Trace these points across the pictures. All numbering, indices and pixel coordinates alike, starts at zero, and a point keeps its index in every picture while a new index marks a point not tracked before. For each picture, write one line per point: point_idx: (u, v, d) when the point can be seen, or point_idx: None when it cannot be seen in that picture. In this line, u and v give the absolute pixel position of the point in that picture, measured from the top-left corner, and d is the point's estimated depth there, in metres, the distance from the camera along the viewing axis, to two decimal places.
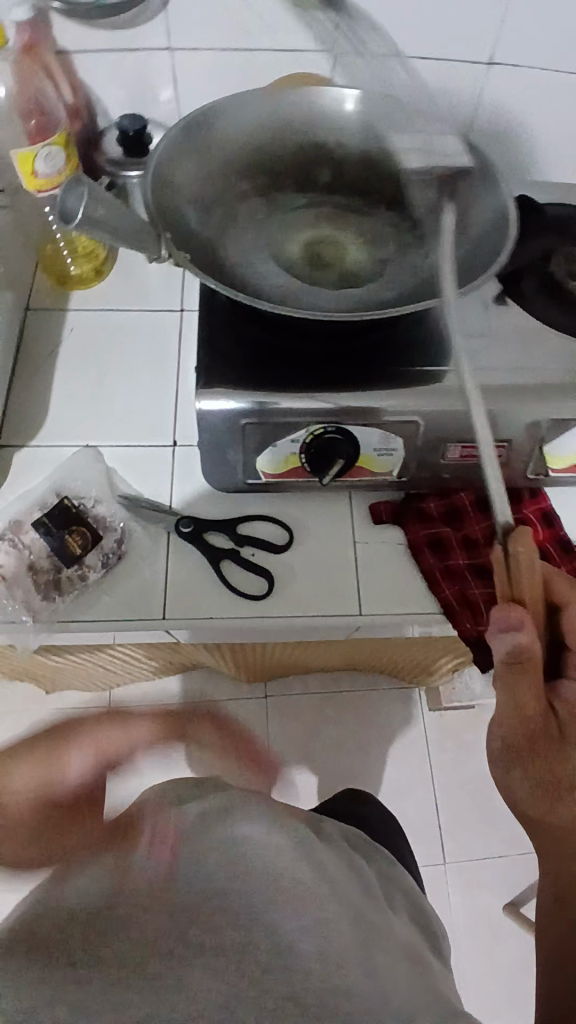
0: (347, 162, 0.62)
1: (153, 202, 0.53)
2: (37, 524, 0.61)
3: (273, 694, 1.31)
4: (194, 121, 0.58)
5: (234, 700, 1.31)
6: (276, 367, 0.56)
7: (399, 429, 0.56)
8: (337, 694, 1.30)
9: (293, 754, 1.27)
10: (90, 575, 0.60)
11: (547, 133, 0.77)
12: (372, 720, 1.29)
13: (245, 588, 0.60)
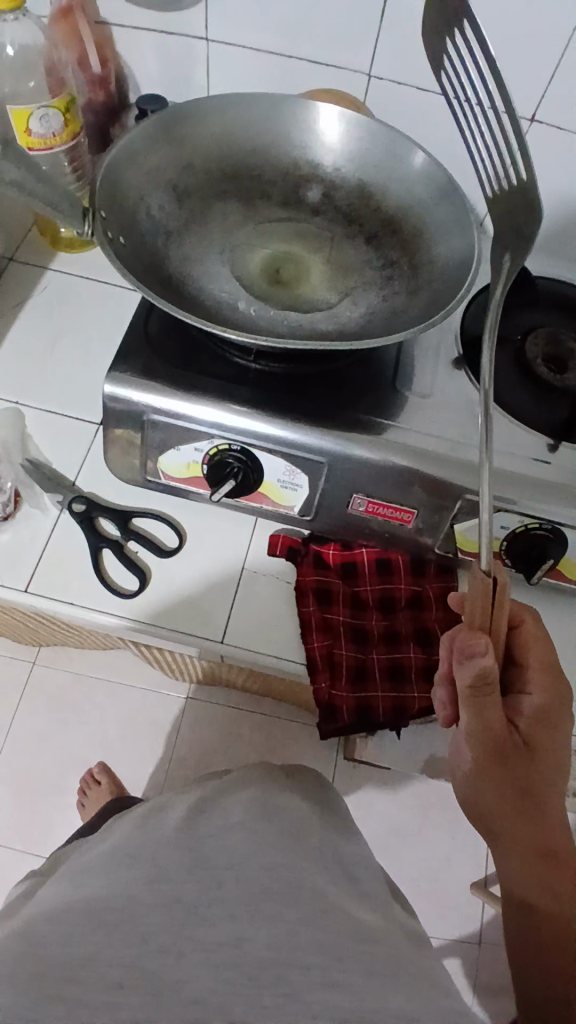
0: (338, 188, 0.60)
1: (113, 182, 0.52)
2: None
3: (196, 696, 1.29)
4: (177, 113, 0.57)
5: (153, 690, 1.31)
6: (197, 373, 0.55)
7: (305, 465, 0.54)
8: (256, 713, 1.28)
9: (193, 760, 1.26)
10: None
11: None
12: (282, 749, 1.25)
13: (119, 584, 0.58)
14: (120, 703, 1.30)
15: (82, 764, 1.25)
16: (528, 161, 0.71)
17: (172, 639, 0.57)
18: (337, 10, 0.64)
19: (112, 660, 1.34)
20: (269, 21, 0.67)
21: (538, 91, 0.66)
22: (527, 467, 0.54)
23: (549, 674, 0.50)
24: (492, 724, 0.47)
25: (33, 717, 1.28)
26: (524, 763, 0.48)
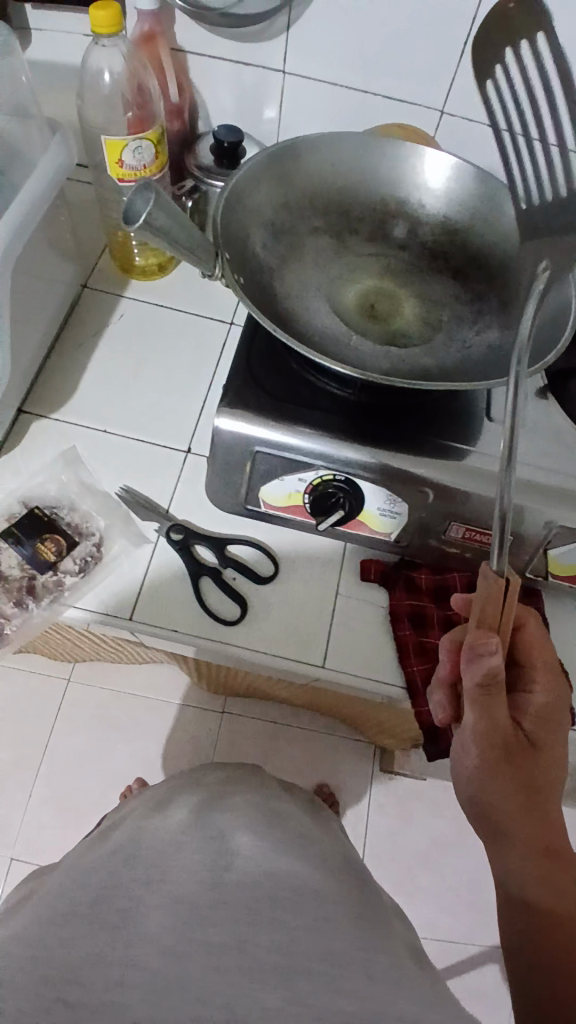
0: (428, 220, 0.61)
1: (225, 217, 0.54)
2: (6, 534, 0.60)
3: (231, 710, 1.34)
4: (283, 149, 0.58)
5: (194, 704, 1.34)
6: (300, 405, 0.56)
7: (407, 495, 0.56)
8: (291, 726, 1.33)
9: None
10: (66, 582, 0.59)
11: None
12: (319, 761, 1.32)
13: (219, 610, 0.59)
14: (161, 718, 1.33)
15: (125, 778, 1.27)
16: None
17: (273, 665, 0.58)
18: (416, 48, 0.67)
19: (148, 675, 1.35)
20: (344, 59, 0.69)
21: None
22: None
23: (554, 675, 0.51)
24: (500, 722, 0.47)
25: (75, 732, 1.30)
26: (529, 761, 0.48)
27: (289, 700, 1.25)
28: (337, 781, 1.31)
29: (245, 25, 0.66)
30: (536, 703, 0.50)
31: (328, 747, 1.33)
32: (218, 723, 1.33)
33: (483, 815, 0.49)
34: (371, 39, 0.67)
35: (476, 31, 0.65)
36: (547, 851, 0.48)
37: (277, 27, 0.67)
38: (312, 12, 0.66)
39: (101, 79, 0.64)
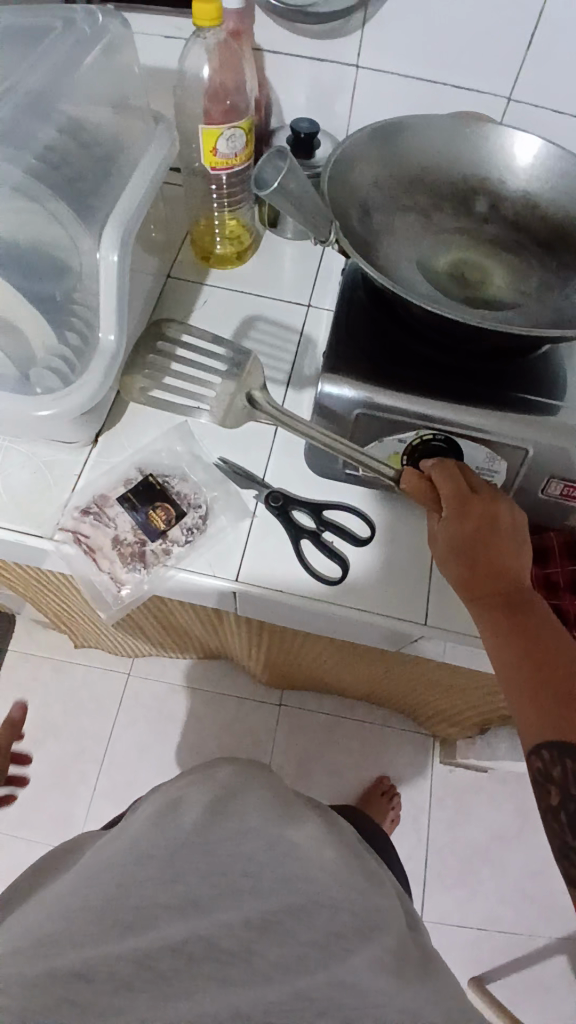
0: (511, 193, 0.63)
1: (331, 191, 0.57)
2: (122, 499, 0.61)
3: (288, 703, 1.35)
4: (382, 130, 0.62)
5: (251, 698, 1.35)
6: (401, 368, 0.58)
7: (505, 453, 0.58)
8: (349, 717, 1.34)
9: (294, 764, 1.30)
10: (173, 549, 0.60)
11: None
12: (378, 752, 1.31)
13: (321, 572, 0.60)
14: (219, 712, 1.34)
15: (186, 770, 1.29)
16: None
17: (376, 624, 0.59)
18: (487, 40, 0.70)
19: (206, 667, 1.37)
20: (415, 53, 0.72)
21: None
22: None
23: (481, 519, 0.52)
24: (446, 558, 0.54)
25: (133, 726, 1.32)
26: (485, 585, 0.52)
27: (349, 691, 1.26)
28: (397, 773, 1.30)
29: (323, 23, 0.70)
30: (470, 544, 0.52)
31: (386, 739, 1.32)
32: (276, 715, 1.34)
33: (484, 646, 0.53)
34: (440, 33, 0.70)
35: (545, 20, 0.67)
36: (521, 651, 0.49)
37: (353, 25, 0.71)
38: (386, 10, 0.69)
39: (198, 75, 0.70)
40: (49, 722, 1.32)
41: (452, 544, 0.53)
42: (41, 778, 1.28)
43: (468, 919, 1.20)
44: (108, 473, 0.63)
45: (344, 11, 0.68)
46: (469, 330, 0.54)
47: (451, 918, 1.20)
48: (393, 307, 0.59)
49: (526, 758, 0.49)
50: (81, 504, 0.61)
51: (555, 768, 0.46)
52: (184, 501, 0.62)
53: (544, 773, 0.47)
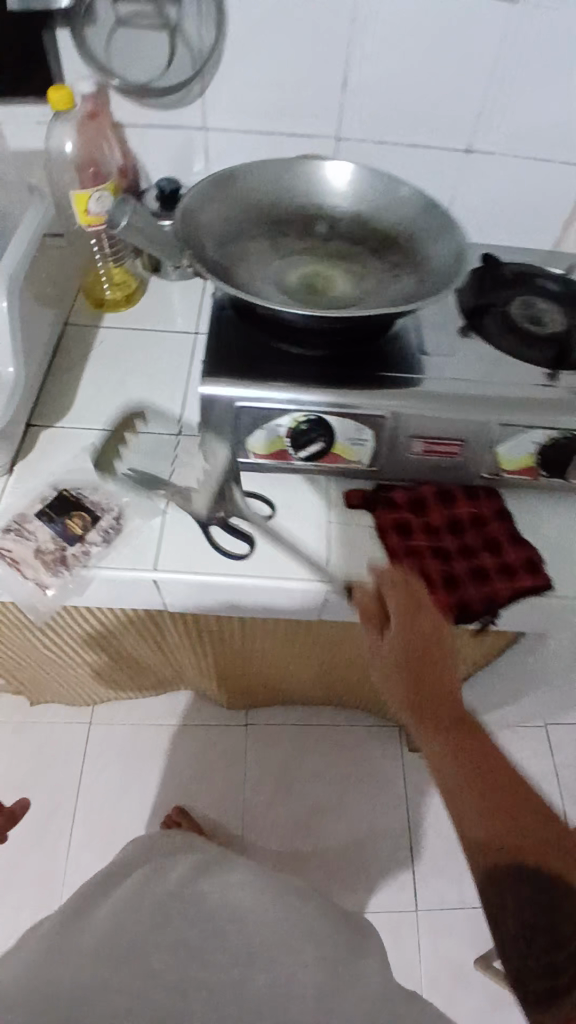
0: (342, 215, 0.76)
1: (187, 225, 0.69)
2: (39, 514, 0.67)
3: (254, 723, 1.38)
4: (224, 176, 0.73)
5: (216, 722, 1.38)
6: (269, 365, 0.68)
7: (369, 421, 0.66)
8: (318, 725, 1.38)
9: (268, 779, 1.32)
10: (92, 550, 0.66)
11: (513, 206, 0.92)
12: (350, 754, 1.36)
13: (230, 550, 0.67)
14: (188, 744, 1.35)
15: (163, 805, 1.29)
16: (476, 176, 0.90)
17: (287, 588, 0.66)
18: (310, 94, 0.83)
19: (167, 703, 1.40)
20: (253, 109, 0.84)
21: (473, 126, 0.85)
22: (539, 391, 0.68)
23: (432, 642, 0.59)
24: (394, 646, 0.59)
25: (105, 773, 1.32)
26: (434, 685, 0.58)
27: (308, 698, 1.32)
28: (369, 767, 1.34)
29: (165, 92, 0.82)
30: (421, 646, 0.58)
31: (352, 737, 1.38)
32: (244, 736, 1.37)
33: (430, 751, 0.58)
34: (270, 90, 0.82)
35: (351, 70, 0.80)
36: (458, 749, 0.57)
37: (195, 92, 0.82)
38: (221, 74, 0.81)
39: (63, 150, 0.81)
40: (14, 781, 1.30)
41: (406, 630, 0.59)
42: (13, 841, 1.25)
43: (458, 894, 1.23)
44: (26, 495, 0.69)
45: (183, 83, 0.81)
46: (314, 321, 0.64)
47: (443, 897, 1.23)
48: (254, 314, 0.69)
49: (476, 863, 0.53)
50: (3, 525, 0.67)
51: (504, 873, 0.51)
52: (98, 508, 0.68)
53: (495, 877, 0.52)
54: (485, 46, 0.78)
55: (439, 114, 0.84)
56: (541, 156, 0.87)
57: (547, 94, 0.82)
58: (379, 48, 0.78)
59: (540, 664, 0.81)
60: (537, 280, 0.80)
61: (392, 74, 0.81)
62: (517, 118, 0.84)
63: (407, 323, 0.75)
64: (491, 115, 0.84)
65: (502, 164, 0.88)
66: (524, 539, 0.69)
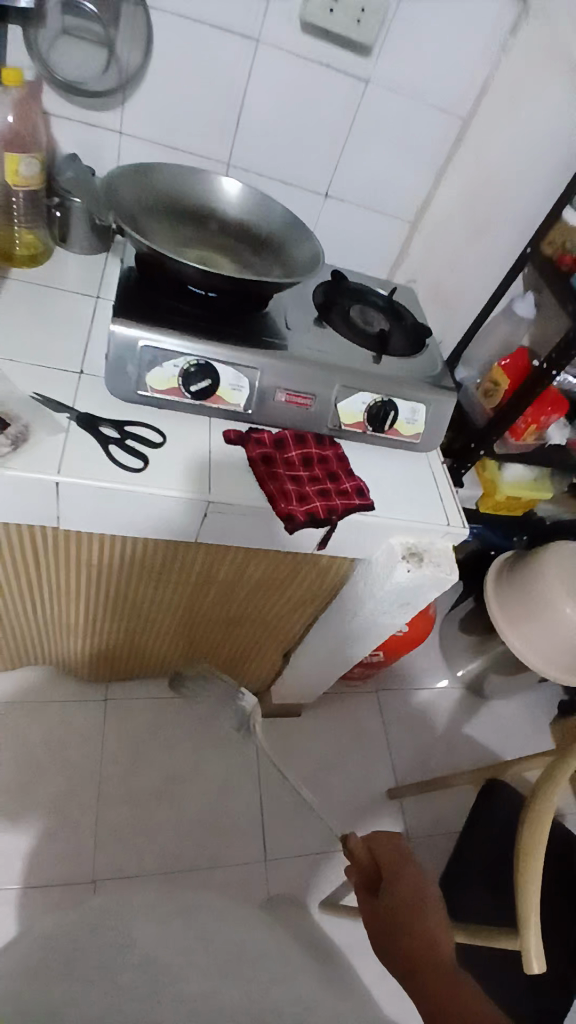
0: (229, 217, 0.95)
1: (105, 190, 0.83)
2: None
3: (114, 697, 1.48)
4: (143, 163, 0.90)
5: (77, 700, 1.44)
6: (169, 317, 0.84)
7: (246, 371, 0.85)
8: (175, 697, 1.52)
9: (126, 749, 1.43)
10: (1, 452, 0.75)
11: (357, 243, 1.22)
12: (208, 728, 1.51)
13: (126, 465, 0.80)
14: (47, 722, 1.40)
15: (16, 785, 1.32)
16: (331, 213, 1.17)
17: (174, 499, 0.80)
18: (209, 125, 1.04)
19: (24, 680, 1.43)
20: (162, 123, 1.03)
21: (330, 176, 1.12)
22: (368, 366, 0.93)
23: (404, 889, 0.88)
24: (366, 911, 0.89)
25: None
26: (404, 913, 0.86)
27: (168, 665, 1.43)
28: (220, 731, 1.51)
29: (89, 92, 0.97)
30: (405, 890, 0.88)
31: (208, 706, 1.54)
32: (104, 710, 1.46)
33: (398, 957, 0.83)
34: (177, 111, 1.02)
35: (243, 114, 1.03)
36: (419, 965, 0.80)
37: (116, 99, 0.99)
38: (139, 90, 0.99)
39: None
40: None
41: (389, 852, 0.94)
42: None
43: None
44: None
45: (106, 89, 0.97)
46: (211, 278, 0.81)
47: None
48: (160, 276, 0.86)
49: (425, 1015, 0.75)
50: None
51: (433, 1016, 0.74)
52: (8, 419, 0.77)
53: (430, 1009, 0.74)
54: (341, 118, 1.05)
55: (307, 162, 1.10)
56: (378, 207, 1.18)
57: (382, 162, 1.11)
58: (265, 100, 1.02)
59: (365, 584, 1.05)
60: (366, 294, 1.08)
61: (273, 125, 1.05)
62: (362, 177, 1.13)
63: (275, 310, 0.98)
64: (344, 170, 1.12)
65: (350, 209, 1.17)
66: (356, 475, 0.93)
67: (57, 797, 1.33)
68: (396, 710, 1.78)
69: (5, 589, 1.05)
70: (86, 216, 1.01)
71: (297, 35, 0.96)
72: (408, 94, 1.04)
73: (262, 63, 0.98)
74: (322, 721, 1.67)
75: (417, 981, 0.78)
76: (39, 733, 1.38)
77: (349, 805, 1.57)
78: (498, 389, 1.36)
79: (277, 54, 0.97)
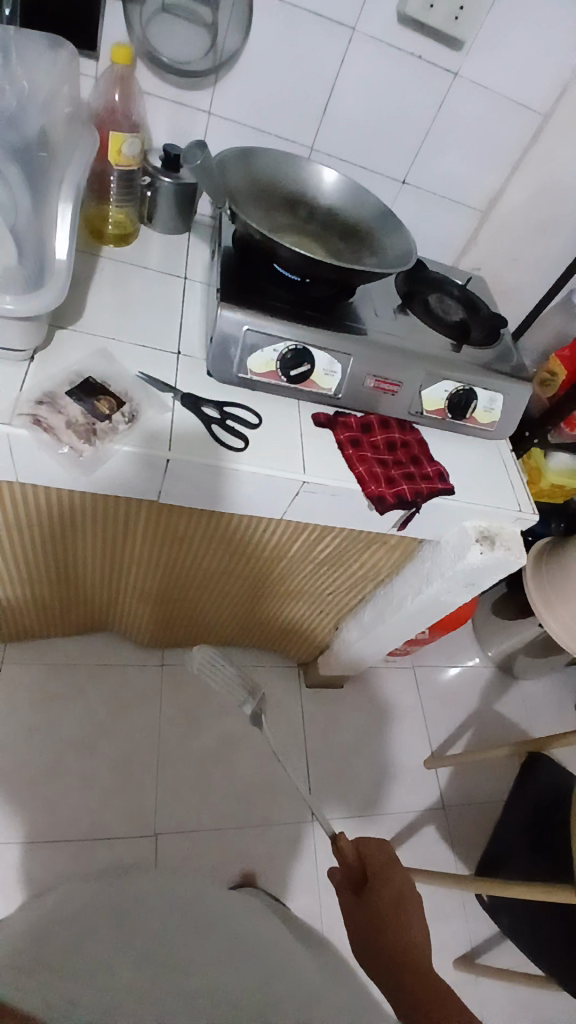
0: (320, 204, 0.98)
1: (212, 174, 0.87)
2: (69, 394, 0.79)
3: (170, 661, 1.55)
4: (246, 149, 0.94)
5: (135, 664, 1.51)
6: (269, 302, 0.87)
7: (340, 357, 0.89)
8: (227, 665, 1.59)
9: (183, 713, 1.50)
10: (119, 428, 0.80)
11: (427, 230, 1.23)
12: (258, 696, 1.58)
13: (228, 444, 0.84)
14: (108, 684, 1.47)
15: (80, 741, 1.39)
16: (405, 200, 1.19)
17: (273, 479, 0.85)
18: (295, 110, 1.06)
19: (86, 642, 1.50)
20: (250, 105, 1.05)
21: (408, 163, 1.14)
22: (451, 356, 0.96)
23: (387, 883, 0.92)
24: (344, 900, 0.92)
25: (20, 714, 1.38)
26: (378, 900, 0.89)
27: (224, 634, 1.49)
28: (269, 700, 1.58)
29: (184, 74, 0.99)
30: (387, 888, 0.91)
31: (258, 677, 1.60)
32: (161, 674, 1.53)
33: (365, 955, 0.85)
34: (266, 95, 1.04)
35: (331, 101, 1.05)
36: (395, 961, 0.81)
37: (208, 81, 1.01)
38: (232, 75, 1.01)
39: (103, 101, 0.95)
40: None
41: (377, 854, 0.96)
42: None
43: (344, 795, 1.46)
44: (51, 379, 0.80)
45: (202, 73, 0.99)
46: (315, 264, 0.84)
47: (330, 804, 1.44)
48: (260, 261, 0.90)
49: None
50: (35, 398, 0.78)
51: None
52: (122, 396, 0.82)
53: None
54: (427, 105, 1.06)
55: (388, 148, 1.11)
56: (453, 195, 1.19)
57: (461, 152, 1.13)
58: (354, 87, 1.04)
59: (432, 564, 1.10)
60: (444, 283, 1.10)
61: (359, 111, 1.07)
62: (441, 165, 1.14)
63: (362, 298, 1.01)
64: (422, 158, 1.13)
65: (425, 197, 1.18)
66: (436, 460, 0.97)
67: (118, 755, 1.40)
68: (432, 687, 1.83)
69: (89, 558, 1.10)
70: (173, 198, 1.03)
71: (393, 27, 0.98)
72: (492, 89, 1.05)
73: (356, 49, 1.00)
74: (363, 695, 1.73)
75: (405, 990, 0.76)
76: (101, 696, 1.45)
77: (389, 775, 1.64)
78: (555, 379, 1.39)
79: (370, 44, 0.99)
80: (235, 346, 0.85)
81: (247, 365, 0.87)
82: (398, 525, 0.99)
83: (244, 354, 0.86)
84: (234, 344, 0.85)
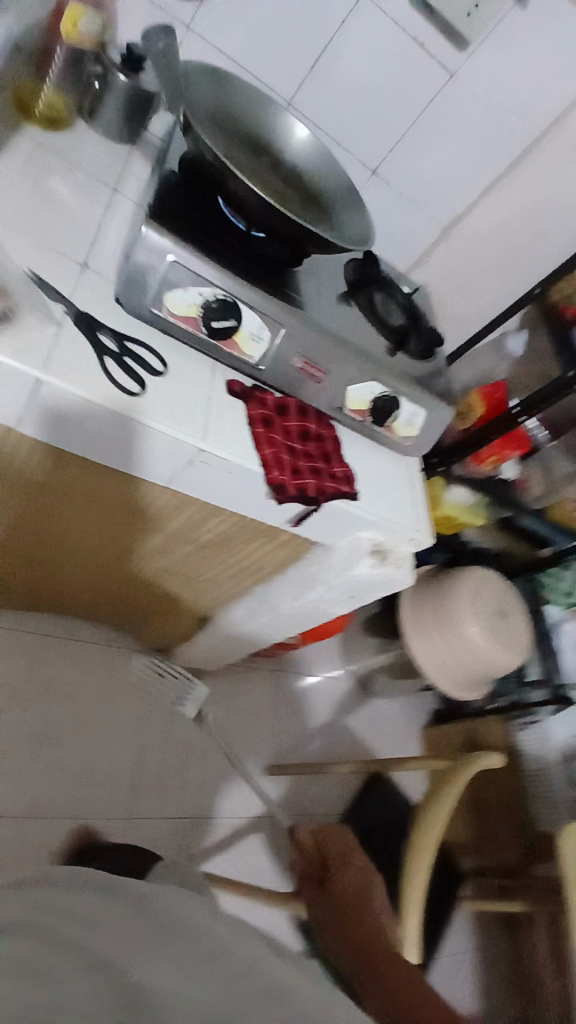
0: (287, 155, 0.88)
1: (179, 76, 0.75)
2: None
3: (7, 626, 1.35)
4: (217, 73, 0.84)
5: None
6: (210, 239, 0.77)
7: (270, 324, 0.80)
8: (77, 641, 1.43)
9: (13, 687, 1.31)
10: None
11: (386, 234, 1.18)
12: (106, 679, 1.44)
13: (121, 383, 0.72)
14: None
15: None
16: (372, 194, 1.13)
17: (166, 436, 0.74)
18: (283, 56, 0.96)
19: None
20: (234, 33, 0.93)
21: (385, 157, 1.08)
22: (386, 358, 0.92)
23: (342, 867, 1.14)
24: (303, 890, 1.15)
25: None
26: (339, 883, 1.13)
27: (80, 605, 1.33)
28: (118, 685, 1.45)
29: None
30: (345, 869, 1.14)
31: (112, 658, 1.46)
32: None
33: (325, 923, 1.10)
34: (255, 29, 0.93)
35: (323, 59, 0.96)
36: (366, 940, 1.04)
37: None
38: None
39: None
40: None
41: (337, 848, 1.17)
42: None
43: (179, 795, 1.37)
44: None
45: None
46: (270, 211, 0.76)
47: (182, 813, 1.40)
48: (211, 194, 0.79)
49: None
50: None
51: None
52: None
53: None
54: (419, 98, 1.01)
55: (368, 133, 1.05)
56: (418, 205, 1.15)
57: (438, 161, 1.09)
58: (350, 54, 0.96)
59: (318, 570, 1.05)
60: (393, 284, 1.05)
61: (349, 82, 0.99)
62: (416, 167, 1.09)
63: (309, 272, 0.93)
64: (399, 155, 1.08)
65: (392, 198, 1.13)
66: (345, 461, 0.91)
67: None
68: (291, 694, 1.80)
69: None
70: (122, 101, 0.87)
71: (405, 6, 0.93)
72: (486, 104, 1.02)
73: (365, 13, 0.93)
74: (220, 694, 1.65)
75: (373, 966, 1.00)
76: None
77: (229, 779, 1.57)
78: (470, 416, 1.41)
79: (379, 14, 0.93)
80: (155, 275, 0.73)
81: (164, 301, 0.75)
82: (293, 520, 0.92)
83: (163, 287, 0.74)
84: (154, 272, 0.73)
